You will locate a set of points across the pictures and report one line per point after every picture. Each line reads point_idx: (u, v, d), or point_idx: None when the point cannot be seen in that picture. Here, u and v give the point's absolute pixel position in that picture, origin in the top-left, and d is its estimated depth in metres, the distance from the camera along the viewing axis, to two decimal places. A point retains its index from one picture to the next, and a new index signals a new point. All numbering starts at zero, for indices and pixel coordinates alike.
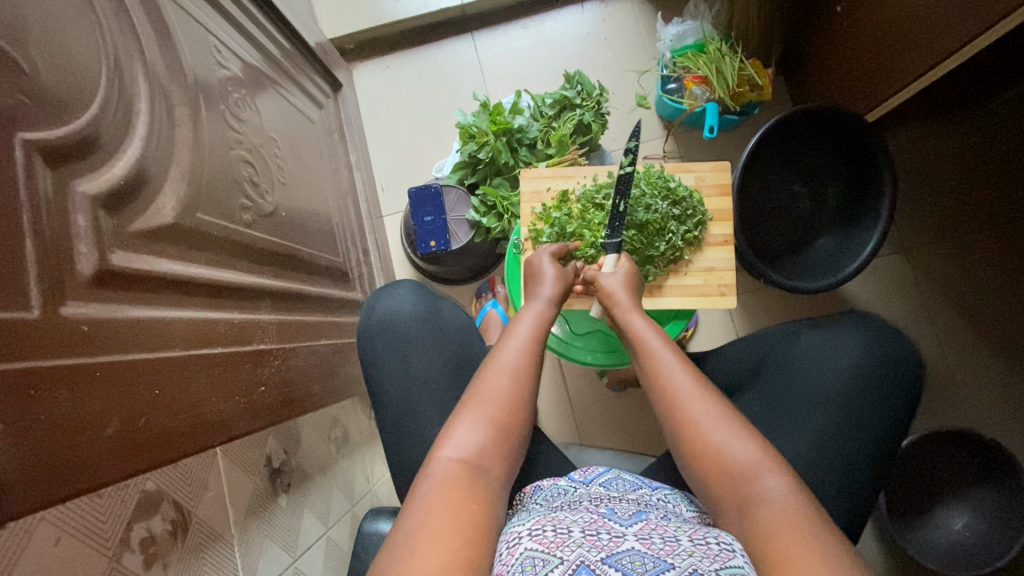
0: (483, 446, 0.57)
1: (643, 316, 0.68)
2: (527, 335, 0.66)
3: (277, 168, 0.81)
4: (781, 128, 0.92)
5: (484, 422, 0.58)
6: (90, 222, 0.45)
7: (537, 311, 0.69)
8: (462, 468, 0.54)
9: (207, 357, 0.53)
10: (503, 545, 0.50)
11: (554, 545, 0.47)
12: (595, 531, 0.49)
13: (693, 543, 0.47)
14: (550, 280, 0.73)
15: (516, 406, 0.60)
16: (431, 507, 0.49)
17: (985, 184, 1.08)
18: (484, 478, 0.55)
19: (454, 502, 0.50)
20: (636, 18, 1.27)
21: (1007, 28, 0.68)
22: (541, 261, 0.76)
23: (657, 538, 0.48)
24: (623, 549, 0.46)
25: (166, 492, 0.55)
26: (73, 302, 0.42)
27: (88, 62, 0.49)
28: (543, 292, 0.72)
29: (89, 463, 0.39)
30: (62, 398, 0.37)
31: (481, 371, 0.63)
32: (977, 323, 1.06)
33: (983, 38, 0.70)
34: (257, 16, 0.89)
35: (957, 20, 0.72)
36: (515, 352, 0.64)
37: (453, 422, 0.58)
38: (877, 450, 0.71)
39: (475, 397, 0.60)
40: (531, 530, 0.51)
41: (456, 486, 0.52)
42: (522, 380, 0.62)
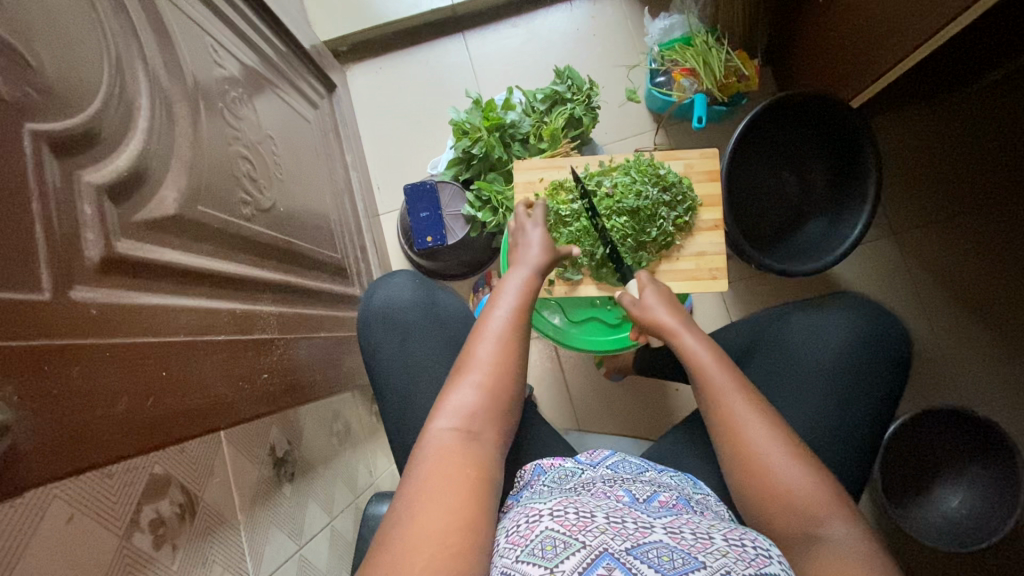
0: (476, 411, 0.57)
1: (693, 334, 0.67)
2: (514, 302, 0.66)
3: (274, 164, 0.82)
4: (769, 115, 0.94)
5: (477, 391, 0.58)
6: (96, 211, 0.46)
7: (521, 277, 0.70)
8: (456, 439, 0.55)
9: (210, 342, 0.54)
10: (523, 519, 0.52)
11: (575, 528, 0.48)
12: (621, 519, 0.51)
13: (725, 543, 0.48)
14: (537, 248, 0.75)
15: (504, 371, 0.60)
16: (428, 477, 0.50)
17: (969, 167, 1.10)
18: (478, 443, 0.56)
19: (448, 475, 0.51)
20: (623, 14, 1.29)
21: (974, 17, 0.71)
22: (526, 232, 0.78)
23: (686, 532, 0.50)
24: (649, 541, 0.47)
25: (174, 477, 0.56)
26: (82, 287, 0.43)
27: (90, 58, 0.51)
28: (528, 260, 0.73)
29: (101, 437, 0.40)
30: (73, 374, 0.39)
31: (470, 341, 0.63)
32: (967, 303, 1.08)
33: (951, 27, 0.74)
34: (252, 17, 0.91)
35: (932, 5, 0.74)
36: (503, 321, 0.64)
37: (446, 392, 0.59)
38: (869, 429, 0.72)
39: (463, 368, 0.60)
40: (552, 508, 0.52)
41: (453, 457, 0.53)
42: (509, 346, 0.62)
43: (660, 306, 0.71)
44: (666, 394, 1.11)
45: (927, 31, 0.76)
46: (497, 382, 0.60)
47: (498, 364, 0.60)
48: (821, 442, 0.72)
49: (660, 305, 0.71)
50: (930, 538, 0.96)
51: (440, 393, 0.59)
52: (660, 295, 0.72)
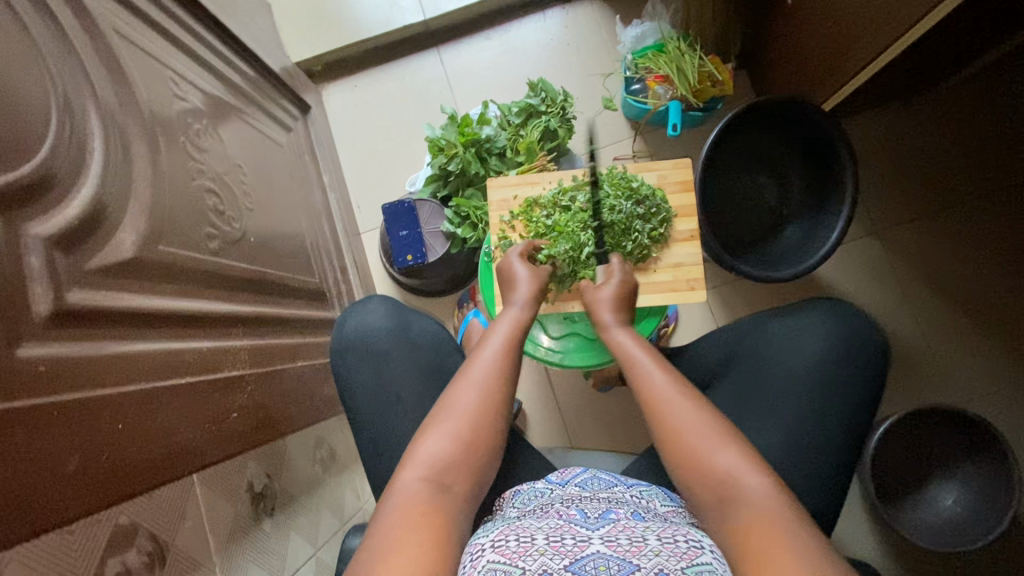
0: (450, 462, 0.57)
1: (626, 331, 0.71)
2: (501, 342, 0.66)
3: (244, 194, 0.81)
4: (741, 121, 0.94)
5: (451, 436, 0.58)
6: (44, 263, 0.46)
7: (513, 319, 0.70)
8: (426, 489, 0.54)
9: (173, 387, 0.54)
10: (466, 557, 0.51)
11: (516, 555, 0.47)
12: (560, 536, 0.50)
13: (658, 543, 0.48)
14: (523, 283, 0.74)
15: (484, 416, 0.60)
16: (394, 529, 0.49)
17: (946, 162, 1.10)
18: (449, 496, 0.54)
19: (415, 526, 0.50)
20: (597, 22, 1.29)
21: (940, 16, 0.71)
22: (512, 264, 0.77)
23: (622, 539, 0.49)
24: (587, 553, 0.47)
25: (142, 526, 0.56)
26: (30, 343, 0.42)
27: (37, 104, 0.50)
28: (517, 297, 0.72)
29: (51, 499, 0.39)
30: (21, 439, 0.38)
31: (453, 381, 0.63)
32: (951, 299, 1.07)
33: (919, 26, 0.73)
34: (216, 45, 0.90)
35: (897, 8, 0.75)
36: (489, 362, 0.64)
37: (420, 437, 0.58)
38: (854, 432, 0.72)
39: (442, 411, 0.60)
40: (493, 540, 0.51)
41: (420, 507, 0.52)
42: (491, 390, 0.62)
43: (609, 308, 0.74)
44: None
45: (895, 31, 0.76)
46: (477, 430, 0.59)
47: (479, 409, 0.60)
48: (808, 448, 0.71)
49: (609, 308, 0.74)
50: (925, 537, 0.96)
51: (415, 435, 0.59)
52: (614, 296, 0.75)
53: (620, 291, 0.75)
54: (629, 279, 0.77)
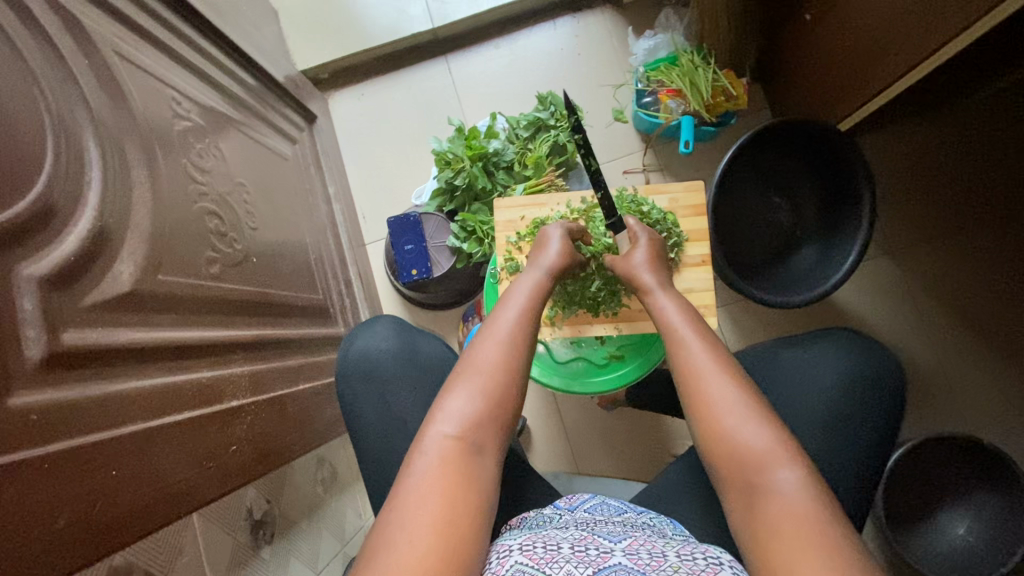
0: (478, 419, 0.54)
1: (668, 295, 0.66)
2: (524, 302, 0.63)
3: (246, 214, 0.80)
4: (755, 142, 0.91)
5: (480, 392, 0.55)
6: (38, 303, 0.44)
7: (535, 280, 0.66)
8: (457, 448, 0.52)
9: (170, 426, 0.53)
10: (492, 555, 0.52)
11: (542, 561, 0.48)
12: (584, 547, 0.51)
13: (679, 560, 0.49)
14: (556, 252, 0.70)
15: (511, 374, 0.57)
16: (426, 496, 0.48)
17: (968, 182, 1.06)
18: (481, 458, 0.53)
19: (447, 492, 0.49)
20: (608, 31, 1.26)
21: (965, 42, 0.69)
22: (551, 236, 0.73)
23: (643, 553, 0.50)
24: (609, 565, 0.48)
25: (137, 564, 0.56)
26: (21, 390, 0.41)
27: (33, 135, 0.49)
28: (543, 262, 0.69)
29: (39, 558, 0.38)
30: (7, 499, 0.37)
31: (477, 338, 0.60)
32: (970, 324, 1.04)
33: (942, 52, 0.72)
34: (220, 58, 0.88)
35: (917, 34, 0.73)
36: (512, 319, 0.61)
37: (446, 391, 0.56)
38: (868, 472, 0.70)
39: (468, 367, 0.57)
40: (521, 542, 0.52)
41: (451, 471, 0.51)
42: (517, 350, 0.59)
43: (645, 268, 0.69)
44: (660, 424, 1.08)
45: (916, 56, 0.74)
46: (504, 387, 0.57)
47: (506, 367, 0.57)
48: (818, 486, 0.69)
49: (642, 266, 0.69)
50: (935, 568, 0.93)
51: (440, 392, 0.57)
52: (646, 255, 0.71)
53: (651, 250, 0.71)
54: (655, 238, 0.74)
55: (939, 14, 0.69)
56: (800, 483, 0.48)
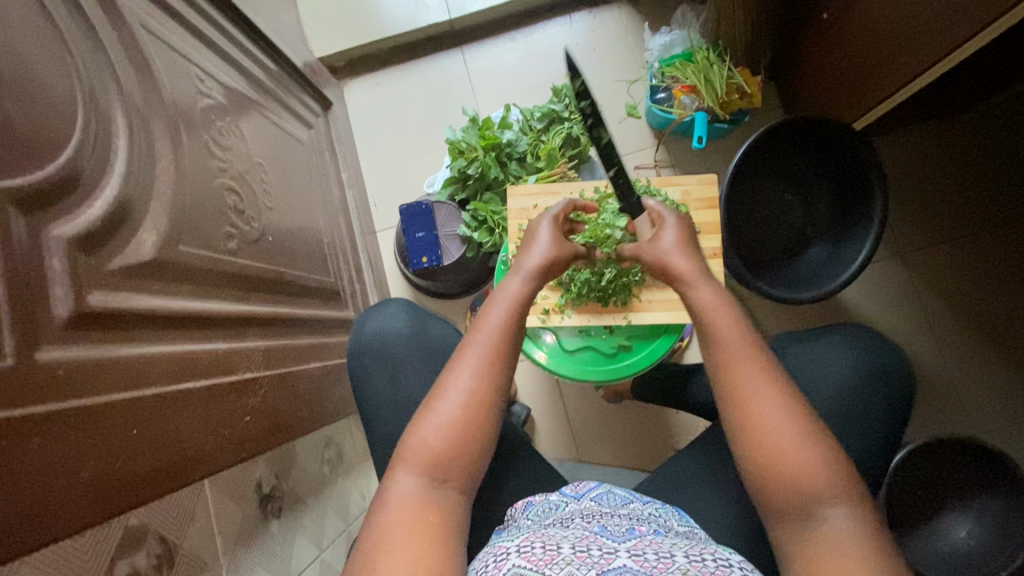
0: (448, 446, 0.54)
1: (707, 285, 0.62)
2: (502, 318, 0.61)
3: (263, 193, 0.81)
4: (768, 138, 0.92)
5: (448, 419, 0.55)
6: (66, 264, 0.45)
7: (514, 290, 0.63)
8: (421, 484, 0.52)
9: (188, 391, 0.53)
10: (490, 559, 0.51)
11: (543, 563, 0.48)
12: (586, 547, 0.50)
13: (687, 560, 0.48)
14: (540, 253, 0.68)
15: (485, 396, 0.56)
16: (387, 531, 0.48)
17: (980, 187, 1.07)
18: (444, 490, 0.53)
19: (410, 527, 0.49)
20: (624, 27, 1.27)
21: (983, 41, 0.69)
22: (541, 227, 0.72)
23: (649, 554, 0.49)
24: (614, 567, 0.47)
25: (151, 527, 0.57)
26: (49, 346, 0.42)
27: (65, 101, 0.50)
28: (525, 267, 0.66)
29: (61, 509, 0.39)
30: (33, 448, 0.38)
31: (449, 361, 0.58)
32: (978, 327, 1.04)
33: (960, 51, 0.72)
34: (241, 40, 0.89)
35: (934, 34, 0.73)
36: (487, 338, 0.59)
37: (419, 417, 0.55)
38: (870, 465, 0.71)
39: (440, 391, 0.56)
40: (519, 544, 0.52)
41: (414, 507, 0.51)
42: (491, 370, 0.57)
43: (676, 256, 0.66)
44: (665, 418, 1.09)
45: (933, 56, 0.75)
46: (477, 410, 0.55)
47: (479, 391, 0.56)
48: None
49: (671, 256, 0.66)
50: None
51: (414, 414, 0.56)
52: (675, 245, 0.67)
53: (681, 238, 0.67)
54: (683, 220, 0.70)
55: (957, 12, 0.69)
56: (847, 512, 0.50)
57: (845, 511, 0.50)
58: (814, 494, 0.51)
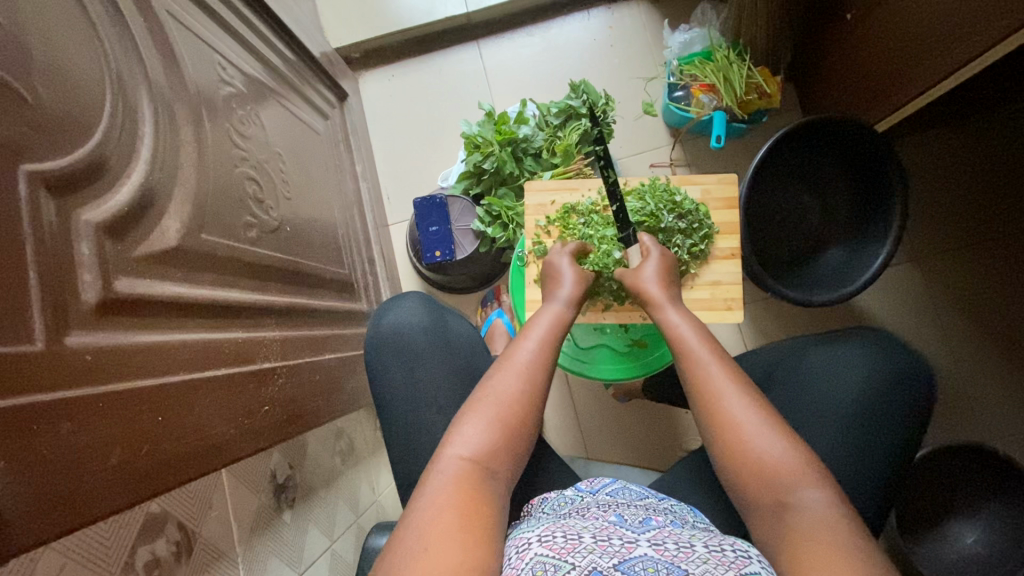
0: (493, 446, 0.56)
1: (678, 310, 0.67)
2: (541, 336, 0.65)
3: (282, 182, 0.81)
4: (789, 139, 0.91)
5: (495, 422, 0.57)
6: (94, 249, 0.45)
7: (553, 314, 0.68)
8: (473, 469, 0.54)
9: (209, 379, 0.53)
10: (512, 549, 0.51)
11: (564, 551, 0.48)
12: (607, 537, 0.50)
13: (706, 550, 0.48)
14: (570, 280, 0.72)
15: (527, 406, 0.59)
16: (442, 507, 0.49)
17: (1001, 192, 1.06)
18: (493, 480, 0.54)
19: (462, 507, 0.50)
20: (642, 24, 1.26)
21: (1007, 49, 0.69)
22: (558, 261, 0.75)
23: (669, 544, 0.49)
24: (635, 556, 0.47)
25: (170, 514, 0.58)
26: (77, 331, 0.42)
27: (93, 86, 0.49)
28: (560, 292, 0.71)
29: (89, 495, 0.39)
30: (63, 432, 0.38)
31: (492, 369, 0.62)
32: (993, 334, 1.04)
33: (983, 58, 0.71)
34: (260, 28, 0.89)
35: (955, 41, 0.73)
36: (529, 351, 0.63)
37: (459, 420, 0.58)
38: (889, 470, 0.70)
39: (484, 397, 0.59)
40: (540, 535, 0.52)
41: (466, 488, 0.52)
42: (534, 381, 0.61)
43: (655, 280, 0.70)
44: (675, 418, 1.08)
45: (954, 63, 0.74)
46: (518, 419, 0.58)
47: (521, 399, 0.59)
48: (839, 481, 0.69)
49: (654, 279, 0.70)
50: None
51: (454, 418, 0.58)
52: (658, 268, 0.71)
53: (664, 264, 0.72)
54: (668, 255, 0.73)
55: (982, 19, 0.68)
56: (822, 502, 0.50)
57: (829, 505, 0.50)
58: (833, 499, 0.51)
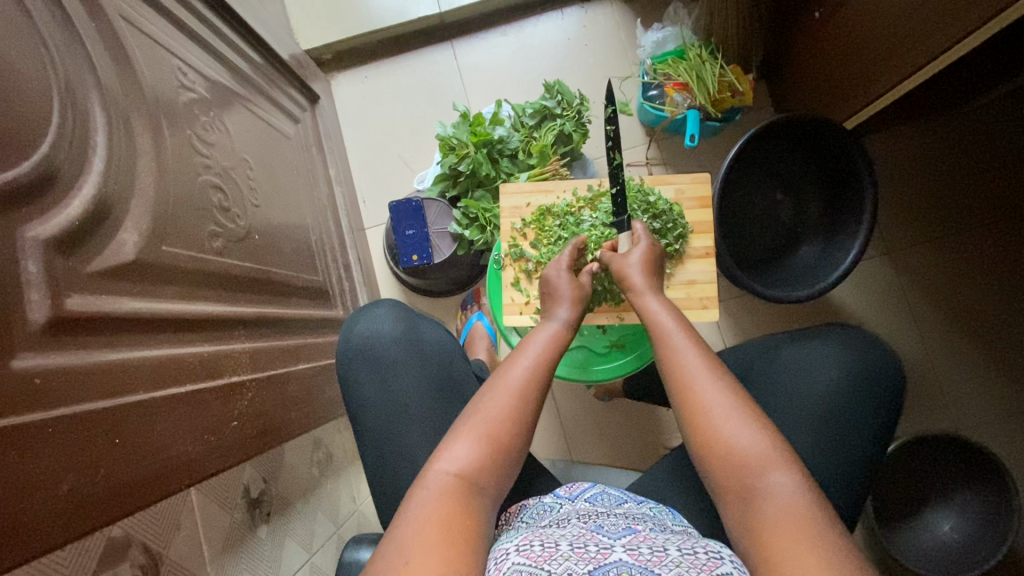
0: (482, 463, 0.55)
1: (659, 299, 0.66)
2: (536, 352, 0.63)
3: (249, 189, 0.79)
4: (762, 136, 0.91)
5: (484, 438, 0.56)
6: (42, 267, 0.44)
7: (549, 331, 0.66)
8: (459, 485, 0.52)
9: (172, 397, 0.52)
10: (491, 560, 0.51)
11: (541, 559, 0.47)
12: (584, 544, 0.49)
13: (680, 554, 0.48)
14: (567, 297, 0.69)
15: (517, 422, 0.58)
16: (425, 523, 0.48)
17: (968, 185, 1.08)
18: (480, 497, 0.53)
19: (446, 522, 0.49)
20: (616, 23, 1.26)
21: (963, 51, 0.71)
22: (557, 274, 0.72)
23: (644, 548, 0.49)
24: (610, 561, 0.46)
25: (135, 536, 0.56)
26: (24, 354, 0.40)
27: (39, 96, 0.47)
28: (559, 311, 0.68)
29: (42, 525, 0.37)
30: (11, 459, 0.36)
31: (486, 387, 0.60)
32: (962, 325, 1.06)
33: (941, 59, 0.74)
34: (224, 31, 0.87)
35: (915, 42, 0.76)
36: (523, 370, 0.61)
37: (452, 436, 0.56)
38: (864, 465, 0.71)
39: (472, 414, 0.57)
40: (518, 545, 0.51)
41: (452, 504, 0.51)
42: (526, 400, 0.59)
43: (638, 267, 0.69)
44: (656, 416, 1.09)
45: (915, 64, 0.77)
46: (507, 437, 0.57)
47: (512, 418, 0.57)
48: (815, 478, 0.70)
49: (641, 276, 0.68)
50: (918, 563, 0.95)
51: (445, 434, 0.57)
52: (644, 257, 0.70)
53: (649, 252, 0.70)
54: (657, 245, 0.72)
55: (941, 21, 0.70)
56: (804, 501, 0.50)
57: (796, 490, 0.49)
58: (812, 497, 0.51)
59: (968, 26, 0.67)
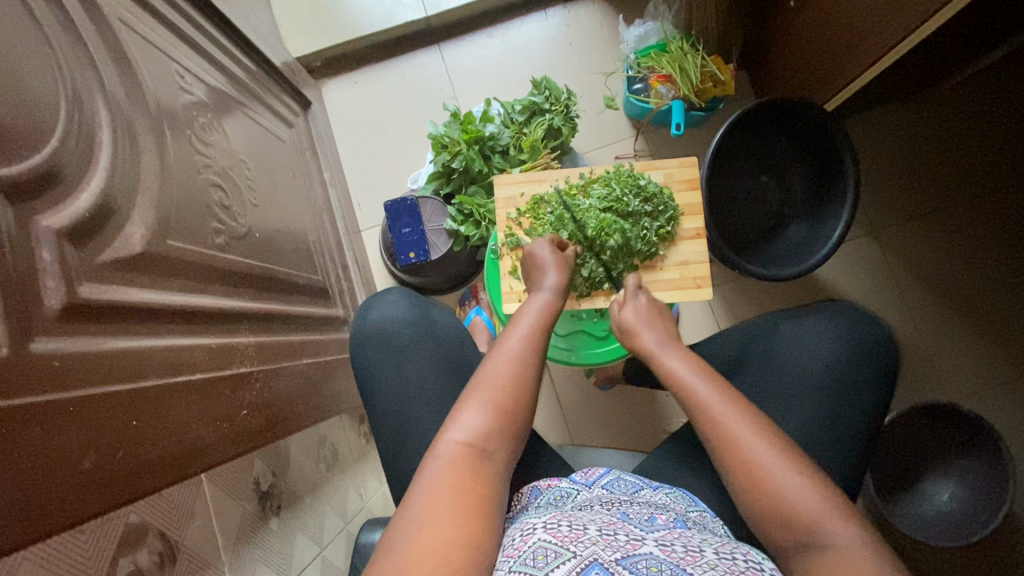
0: (490, 431, 0.56)
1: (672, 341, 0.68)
2: (532, 324, 0.66)
3: (248, 189, 0.80)
4: (745, 120, 0.94)
5: (491, 406, 0.57)
6: (56, 256, 0.45)
7: (543, 302, 0.69)
8: (468, 453, 0.54)
9: (184, 383, 0.53)
10: (516, 532, 0.53)
11: (568, 539, 0.49)
12: (612, 532, 0.51)
13: (715, 557, 0.49)
14: (552, 268, 0.73)
15: (520, 388, 0.60)
16: (436, 492, 0.50)
17: (945, 163, 1.12)
18: (490, 462, 0.55)
19: (458, 490, 0.50)
20: (599, 21, 1.29)
21: (920, 38, 0.76)
22: (540, 250, 0.75)
23: (677, 545, 0.50)
24: (639, 553, 0.48)
25: (150, 526, 0.57)
26: (43, 338, 0.41)
27: (45, 95, 0.49)
28: (548, 283, 0.71)
29: (66, 500, 0.39)
30: (35, 435, 0.37)
31: (486, 356, 0.62)
32: (948, 298, 1.09)
33: (901, 47, 0.79)
34: (218, 38, 0.88)
35: (878, 30, 0.81)
36: (521, 340, 0.63)
37: (459, 406, 0.58)
38: (861, 434, 0.73)
39: (478, 383, 0.59)
40: (545, 521, 0.53)
41: (462, 472, 0.52)
42: (527, 368, 0.61)
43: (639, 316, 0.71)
44: (656, 402, 1.10)
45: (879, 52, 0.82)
46: (512, 403, 0.58)
47: (514, 383, 0.59)
48: (814, 449, 0.72)
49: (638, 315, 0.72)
50: (918, 530, 0.97)
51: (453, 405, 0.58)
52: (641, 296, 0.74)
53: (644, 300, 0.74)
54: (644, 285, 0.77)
55: (899, 11, 0.75)
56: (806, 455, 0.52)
57: None
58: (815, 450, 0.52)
59: (922, 14, 0.72)
